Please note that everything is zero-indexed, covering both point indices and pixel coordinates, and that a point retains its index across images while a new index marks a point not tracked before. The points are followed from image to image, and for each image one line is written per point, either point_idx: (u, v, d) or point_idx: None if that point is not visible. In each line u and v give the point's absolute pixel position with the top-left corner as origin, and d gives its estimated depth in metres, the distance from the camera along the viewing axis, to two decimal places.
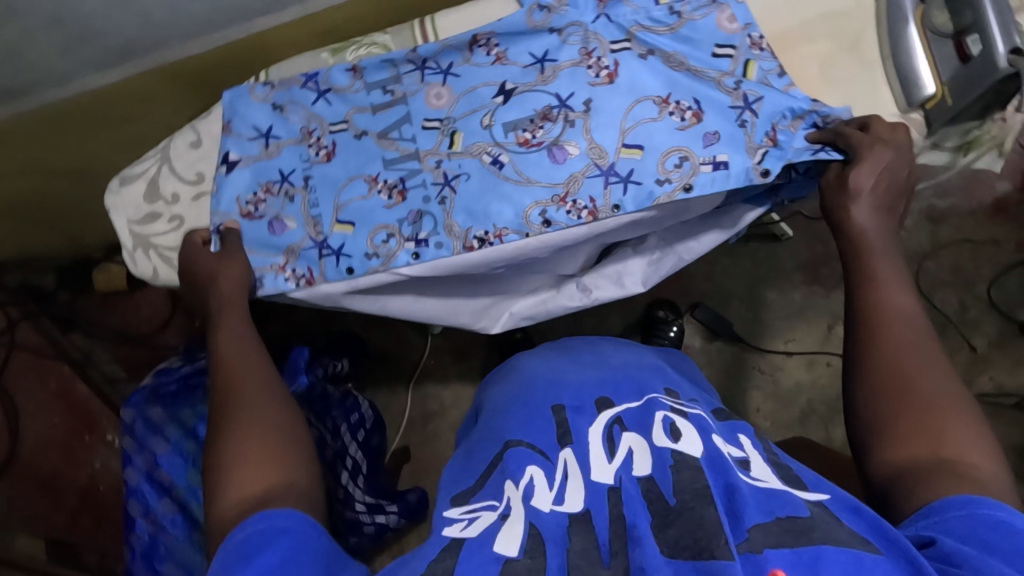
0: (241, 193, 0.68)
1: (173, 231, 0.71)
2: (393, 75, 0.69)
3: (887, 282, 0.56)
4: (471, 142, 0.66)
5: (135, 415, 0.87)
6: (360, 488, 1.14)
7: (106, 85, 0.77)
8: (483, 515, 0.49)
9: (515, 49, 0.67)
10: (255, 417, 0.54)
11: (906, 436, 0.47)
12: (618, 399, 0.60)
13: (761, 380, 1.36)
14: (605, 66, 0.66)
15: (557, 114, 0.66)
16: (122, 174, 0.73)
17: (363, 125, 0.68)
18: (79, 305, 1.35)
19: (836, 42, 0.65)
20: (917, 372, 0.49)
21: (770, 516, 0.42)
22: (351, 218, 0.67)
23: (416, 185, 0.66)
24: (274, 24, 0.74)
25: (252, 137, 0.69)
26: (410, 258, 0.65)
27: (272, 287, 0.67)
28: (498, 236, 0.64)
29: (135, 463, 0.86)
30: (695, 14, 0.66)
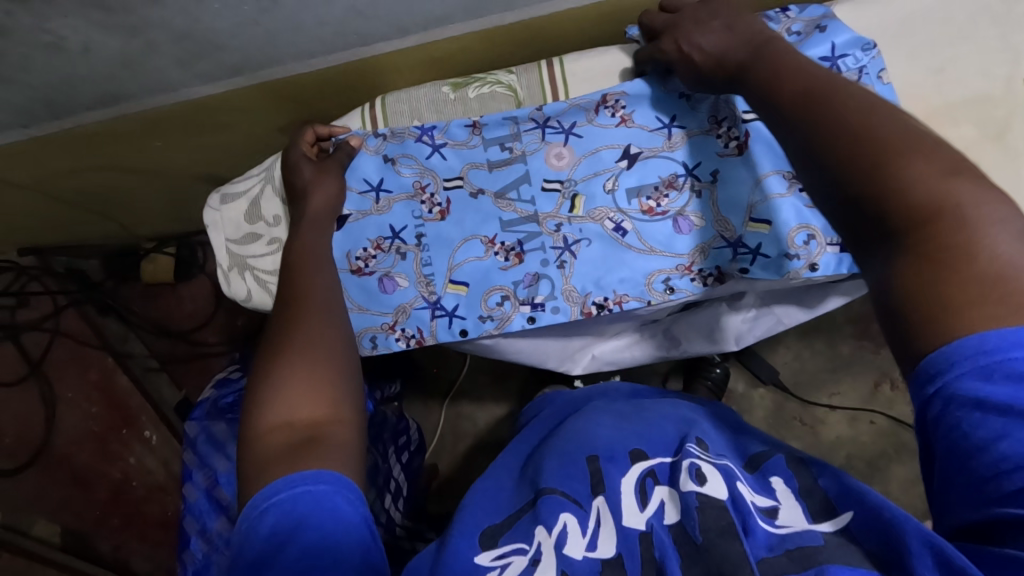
0: (352, 249, 0.68)
1: (271, 254, 0.69)
2: (512, 132, 0.68)
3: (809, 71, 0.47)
4: (593, 207, 0.67)
5: (199, 429, 0.86)
6: (399, 510, 1.10)
7: (207, 96, 0.75)
8: (514, 562, 0.49)
9: (642, 112, 0.66)
10: (312, 334, 0.52)
11: (910, 250, 0.37)
12: (652, 451, 0.56)
13: (801, 431, 1.33)
14: (735, 136, 0.64)
15: (682, 183, 0.66)
16: (223, 191, 0.71)
17: (479, 182, 0.68)
18: (122, 295, 1.34)
19: (980, 130, 0.63)
20: (885, 160, 0.39)
21: (778, 549, 0.44)
22: (466, 278, 0.68)
23: (535, 248, 0.67)
24: (390, 51, 0.71)
25: (363, 191, 0.69)
26: (526, 322, 0.67)
27: (384, 347, 0.68)
28: (617, 302, 0.66)
29: (195, 479, 0.84)
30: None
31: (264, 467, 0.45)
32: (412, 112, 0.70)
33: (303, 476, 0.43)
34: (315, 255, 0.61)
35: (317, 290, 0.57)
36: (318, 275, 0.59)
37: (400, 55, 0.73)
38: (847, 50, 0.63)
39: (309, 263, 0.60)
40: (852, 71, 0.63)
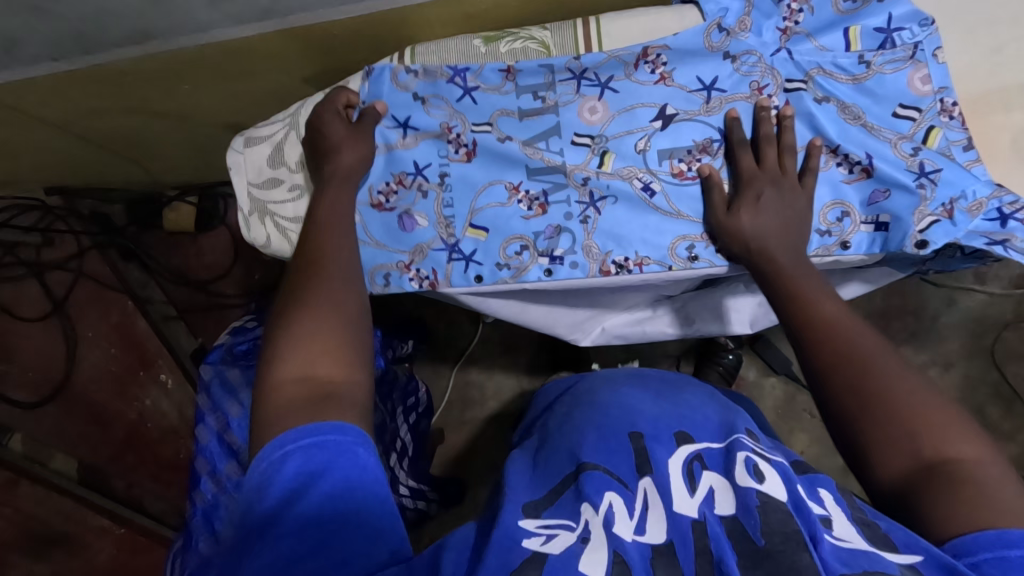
0: (373, 182, 0.68)
1: (293, 201, 0.69)
2: (547, 81, 0.67)
3: (817, 298, 0.56)
4: (623, 165, 0.66)
5: (213, 373, 0.88)
6: (404, 470, 1.11)
7: (236, 39, 0.74)
8: (562, 534, 0.47)
9: (683, 70, 0.65)
10: (331, 289, 0.54)
11: (889, 456, 0.47)
12: (697, 435, 0.56)
13: (809, 423, 1.32)
14: (775, 104, 0.63)
15: (717, 148, 0.65)
16: (247, 135, 0.71)
17: (508, 130, 0.67)
18: (145, 241, 1.38)
19: None
20: (873, 377, 0.50)
21: (852, 564, 0.41)
22: (486, 224, 0.67)
23: (560, 200, 0.67)
24: (423, 2, 0.70)
25: (389, 125, 0.68)
26: (542, 274, 0.67)
27: (397, 286, 0.69)
28: (638, 263, 0.66)
29: (207, 421, 0.86)
30: (886, 67, 0.61)
31: (273, 416, 0.47)
32: (442, 60, 0.68)
33: (297, 429, 0.45)
34: (342, 208, 0.62)
35: (331, 245, 0.58)
36: (332, 232, 0.60)
37: (434, 7, 0.71)
38: (904, 23, 0.61)
39: (333, 217, 0.61)
40: (906, 45, 0.61)
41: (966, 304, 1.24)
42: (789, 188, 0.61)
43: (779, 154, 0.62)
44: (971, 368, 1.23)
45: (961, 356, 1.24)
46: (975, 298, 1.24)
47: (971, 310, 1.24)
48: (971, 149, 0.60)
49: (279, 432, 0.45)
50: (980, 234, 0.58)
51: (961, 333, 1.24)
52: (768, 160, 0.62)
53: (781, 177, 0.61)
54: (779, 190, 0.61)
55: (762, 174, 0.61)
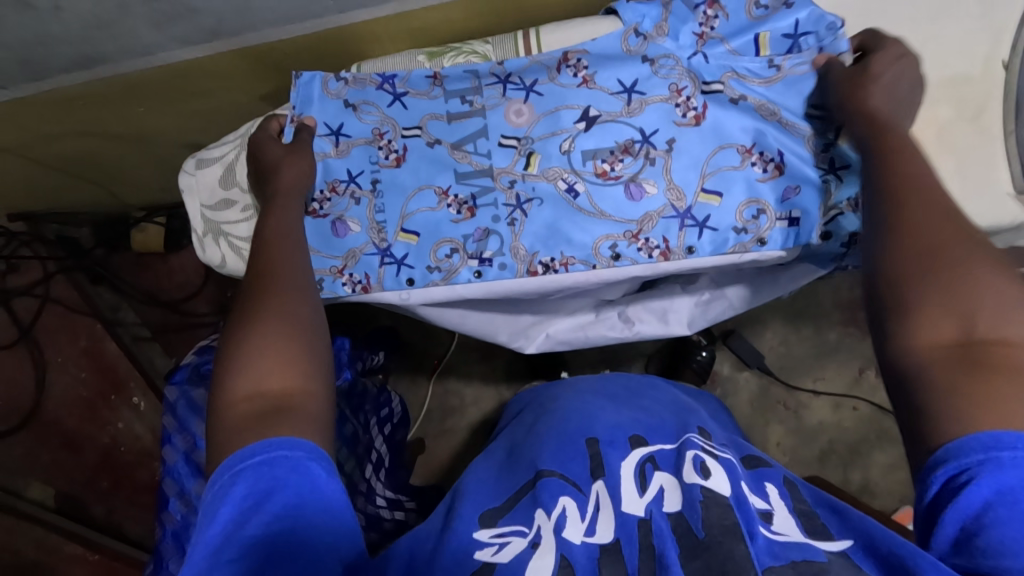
0: (308, 190, 0.71)
1: (246, 221, 0.70)
2: (474, 86, 0.69)
3: (902, 162, 0.51)
4: (548, 166, 0.68)
5: (179, 393, 0.87)
6: (381, 481, 1.11)
7: (184, 61, 0.75)
8: (513, 542, 0.49)
9: (604, 74, 0.67)
10: (285, 310, 0.52)
11: (938, 313, 0.43)
12: (651, 439, 0.58)
13: (784, 415, 1.34)
14: (693, 106, 0.66)
15: (638, 149, 0.67)
16: (199, 156, 0.71)
17: (437, 133, 0.70)
18: (113, 263, 1.34)
19: (958, 111, 0.62)
20: (948, 235, 0.45)
21: (781, 557, 0.43)
22: (417, 229, 0.70)
23: (487, 204, 0.69)
24: (367, 19, 0.71)
25: (323, 133, 0.71)
26: (472, 276, 0.70)
27: (330, 290, 0.71)
28: (563, 264, 0.69)
29: (174, 442, 0.86)
30: (796, 69, 0.65)
31: (228, 434, 0.47)
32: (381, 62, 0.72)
33: (251, 450, 0.45)
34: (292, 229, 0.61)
35: (285, 259, 0.57)
36: (287, 246, 0.58)
37: (379, 23, 0.72)
38: (809, 28, 0.64)
39: (283, 236, 0.60)
40: (811, 49, 0.64)
41: None
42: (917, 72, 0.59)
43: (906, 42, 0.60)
44: None
45: None
46: None
47: None
48: None
49: (230, 456, 0.45)
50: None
51: None
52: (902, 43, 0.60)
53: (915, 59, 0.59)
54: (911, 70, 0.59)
55: (890, 48, 0.59)
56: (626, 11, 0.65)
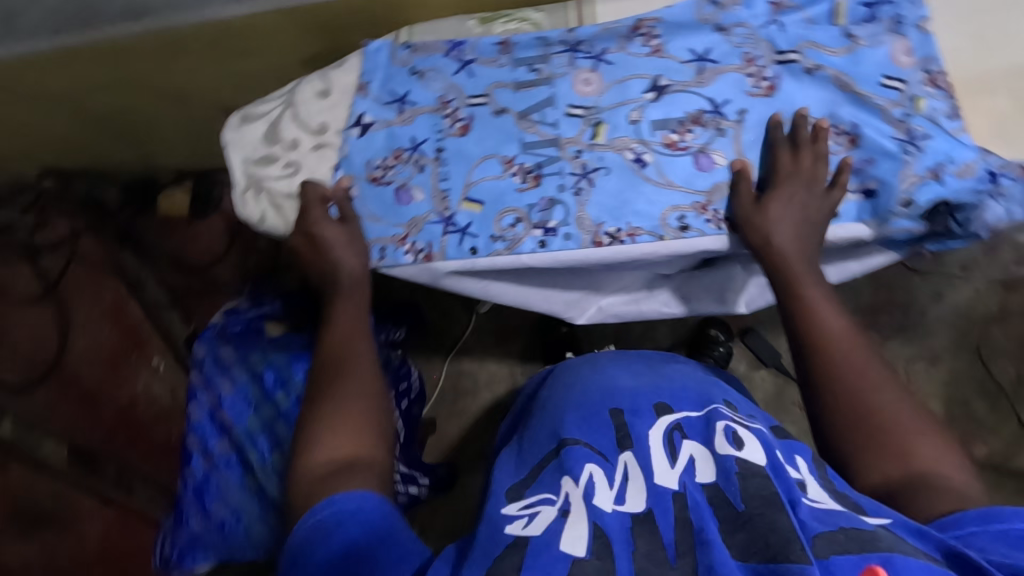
0: (372, 158, 0.70)
1: (286, 178, 0.70)
2: (542, 55, 0.68)
3: (820, 306, 0.62)
4: (616, 136, 0.67)
5: (206, 350, 0.87)
6: (396, 455, 1.12)
7: (231, 17, 0.75)
8: (542, 511, 0.49)
9: (675, 43, 0.66)
10: (364, 389, 0.62)
11: (877, 462, 0.53)
12: (678, 406, 0.58)
13: (798, 416, 1.34)
14: (766, 77, 0.65)
15: (708, 120, 0.65)
16: (244, 112, 0.71)
17: (504, 102, 0.68)
18: (139, 224, 1.39)
19: (1019, 104, 0.61)
20: (867, 391, 0.56)
21: (832, 525, 0.43)
22: (482, 197, 0.68)
23: (553, 173, 0.67)
24: None
25: (388, 101, 0.70)
26: (536, 246, 0.67)
27: (391, 259, 0.68)
28: (631, 234, 0.66)
29: (200, 398, 0.86)
30: (871, 40, 0.63)
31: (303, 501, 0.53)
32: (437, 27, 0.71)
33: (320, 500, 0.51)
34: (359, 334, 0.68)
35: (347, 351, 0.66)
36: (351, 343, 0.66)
37: None
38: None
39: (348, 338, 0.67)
40: (888, 19, 0.63)
41: None
42: (816, 192, 0.62)
43: (794, 153, 0.63)
44: None
45: None
46: None
47: None
48: (956, 117, 0.61)
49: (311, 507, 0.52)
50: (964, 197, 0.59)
51: None
52: (791, 169, 0.62)
53: (811, 180, 0.62)
54: (810, 193, 0.62)
55: (790, 176, 0.62)
56: None
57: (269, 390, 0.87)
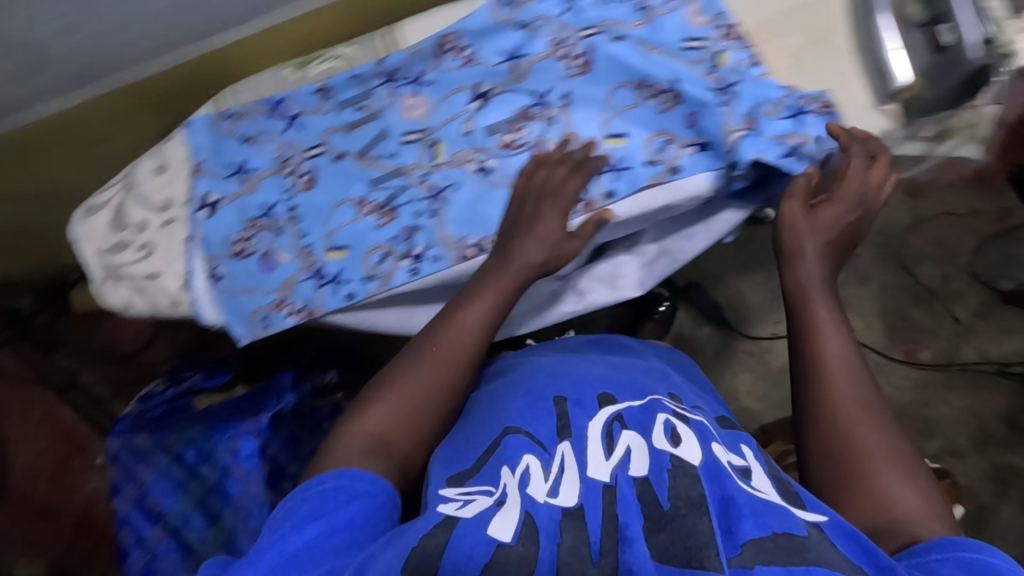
0: (229, 234, 0.69)
1: (142, 260, 0.69)
2: (363, 91, 0.69)
3: (825, 330, 0.55)
4: (454, 151, 0.67)
5: (120, 443, 0.87)
6: None
7: (64, 109, 0.75)
8: (478, 499, 0.45)
9: (485, 50, 0.67)
10: (432, 382, 0.55)
11: (854, 504, 0.48)
12: (621, 397, 0.56)
13: (750, 362, 1.35)
14: (577, 53, 0.66)
15: (536, 113, 0.66)
16: (88, 204, 0.71)
17: (340, 145, 0.69)
18: (60, 325, 1.24)
19: (806, 38, 0.64)
20: (856, 429, 0.50)
21: (766, 529, 0.40)
22: (345, 242, 0.67)
23: (406, 202, 0.67)
24: (233, 41, 0.72)
25: (228, 174, 0.69)
26: (409, 274, 0.66)
27: (276, 326, 0.68)
28: (493, 242, 0.65)
29: (123, 492, 0.86)
30: (664, 8, 0.65)
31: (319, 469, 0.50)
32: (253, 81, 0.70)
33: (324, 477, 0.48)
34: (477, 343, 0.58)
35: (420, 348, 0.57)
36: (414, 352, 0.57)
37: (251, 43, 0.74)
38: None
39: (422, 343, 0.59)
40: None
41: None
42: (868, 196, 0.59)
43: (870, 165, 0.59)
44: (886, 276, 1.38)
45: (875, 266, 1.40)
46: None
47: None
48: (758, 64, 0.63)
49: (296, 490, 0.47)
50: (781, 136, 0.61)
51: None
52: (855, 173, 0.59)
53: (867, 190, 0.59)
54: (864, 200, 0.59)
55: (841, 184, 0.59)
56: None
57: (193, 466, 0.87)
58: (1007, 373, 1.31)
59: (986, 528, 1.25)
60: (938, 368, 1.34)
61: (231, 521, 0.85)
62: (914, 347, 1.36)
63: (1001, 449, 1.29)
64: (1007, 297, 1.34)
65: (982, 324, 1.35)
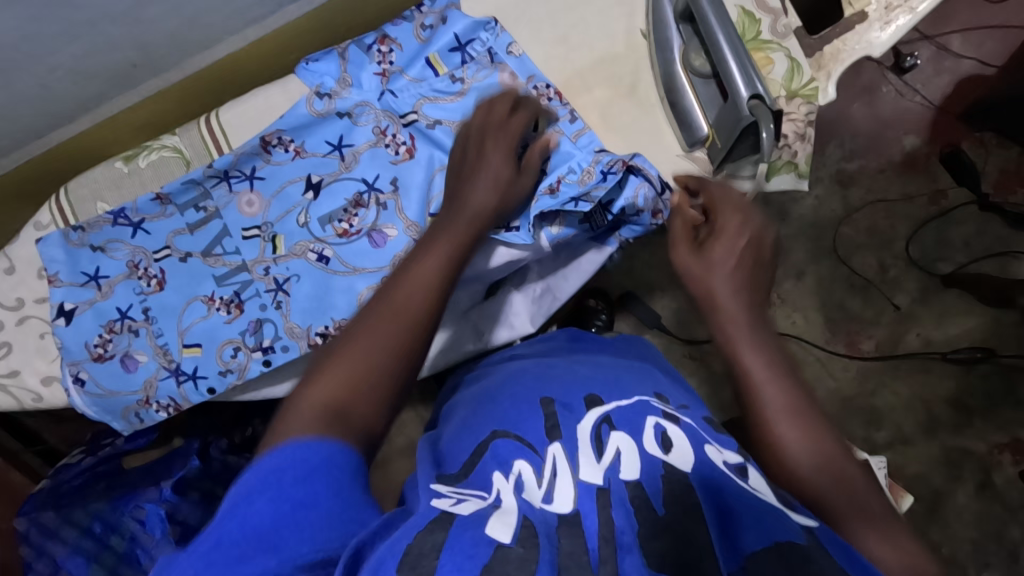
0: (88, 338, 0.70)
1: (2, 359, 0.72)
2: (201, 192, 0.70)
3: (753, 361, 0.50)
4: (293, 243, 0.69)
5: (28, 522, 0.90)
6: None
7: None
8: (472, 499, 0.42)
9: (311, 141, 0.69)
10: (383, 344, 0.46)
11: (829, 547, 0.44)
12: (609, 397, 0.52)
13: (692, 368, 1.22)
14: (402, 141, 0.68)
15: (368, 199, 0.68)
16: None
17: (186, 247, 0.70)
18: None
19: (613, 88, 0.68)
20: (811, 468, 0.46)
21: (767, 541, 0.37)
22: (198, 339, 0.70)
23: (252, 295, 0.69)
24: (70, 137, 0.73)
25: (83, 282, 0.70)
26: (262, 366, 0.69)
27: (148, 420, 0.71)
28: (336, 328, 0.68)
29: (35, 569, 0.89)
30: (478, 76, 0.67)
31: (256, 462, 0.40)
32: (94, 194, 0.72)
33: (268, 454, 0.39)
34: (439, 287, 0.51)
35: (416, 297, 0.49)
36: (432, 293, 0.50)
37: (87, 136, 0.75)
38: (471, 35, 0.68)
39: (431, 279, 0.50)
40: (482, 54, 0.68)
41: (798, 212, 1.25)
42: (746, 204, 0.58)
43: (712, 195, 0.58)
44: (821, 271, 1.23)
45: (809, 262, 1.24)
46: (805, 204, 1.25)
47: (805, 216, 1.25)
48: (575, 120, 0.65)
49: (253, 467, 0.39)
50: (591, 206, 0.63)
51: (803, 241, 1.24)
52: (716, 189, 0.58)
53: (746, 207, 0.57)
54: (744, 207, 0.57)
55: (722, 198, 0.57)
56: (307, 76, 0.69)
57: (102, 538, 0.90)
58: (952, 360, 1.18)
59: (937, 518, 1.13)
60: (882, 358, 1.20)
61: None
62: (857, 338, 1.21)
63: (951, 433, 1.17)
64: (947, 281, 1.21)
65: (924, 309, 1.21)
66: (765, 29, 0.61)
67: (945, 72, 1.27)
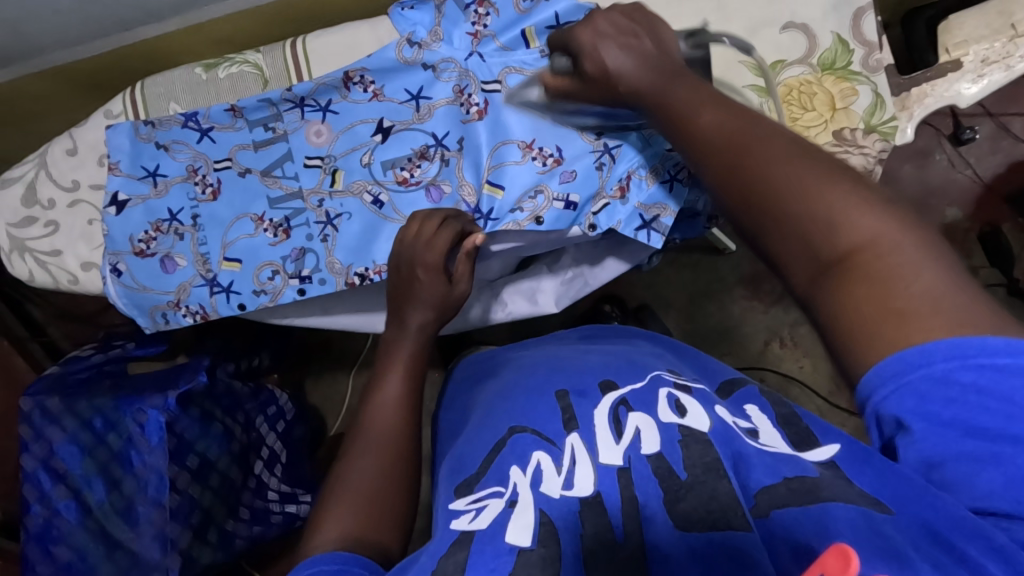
0: (133, 232, 0.71)
1: (47, 237, 0.73)
2: (274, 113, 0.71)
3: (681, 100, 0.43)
4: (352, 181, 0.70)
5: (34, 403, 0.92)
6: (276, 477, 1.08)
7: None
8: (490, 505, 0.43)
9: (390, 86, 0.70)
10: (376, 457, 0.53)
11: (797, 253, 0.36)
12: (622, 381, 0.52)
13: None
14: (476, 103, 0.68)
15: (433, 153, 0.69)
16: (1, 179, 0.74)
17: (247, 162, 0.71)
18: None
19: None
20: (761, 168, 0.37)
21: (778, 476, 0.38)
22: (239, 255, 0.70)
23: (301, 224, 0.70)
24: (155, 35, 0.75)
25: (141, 176, 0.72)
26: (295, 295, 0.69)
27: (173, 323, 0.71)
28: (376, 272, 0.68)
29: (32, 450, 0.91)
30: None
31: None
32: (168, 94, 0.73)
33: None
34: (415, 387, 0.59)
35: (393, 406, 0.57)
36: (408, 395, 0.58)
37: (172, 38, 0.76)
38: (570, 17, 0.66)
39: (409, 380, 0.59)
40: None
41: None
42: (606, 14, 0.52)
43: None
44: None
45: None
46: None
47: None
48: None
49: None
50: (646, 205, 0.65)
51: None
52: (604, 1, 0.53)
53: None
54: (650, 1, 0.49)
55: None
56: (400, 21, 0.69)
57: (99, 434, 0.91)
58: None
59: None
60: None
61: (129, 490, 0.91)
62: None
63: None
64: None
65: None
66: (856, 60, 0.62)
67: (1000, 152, 1.24)
